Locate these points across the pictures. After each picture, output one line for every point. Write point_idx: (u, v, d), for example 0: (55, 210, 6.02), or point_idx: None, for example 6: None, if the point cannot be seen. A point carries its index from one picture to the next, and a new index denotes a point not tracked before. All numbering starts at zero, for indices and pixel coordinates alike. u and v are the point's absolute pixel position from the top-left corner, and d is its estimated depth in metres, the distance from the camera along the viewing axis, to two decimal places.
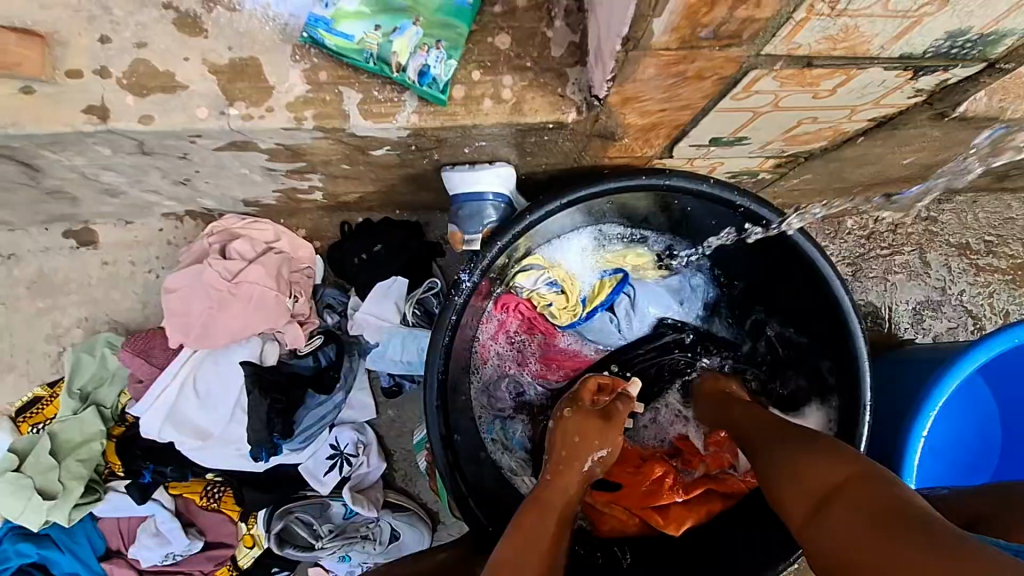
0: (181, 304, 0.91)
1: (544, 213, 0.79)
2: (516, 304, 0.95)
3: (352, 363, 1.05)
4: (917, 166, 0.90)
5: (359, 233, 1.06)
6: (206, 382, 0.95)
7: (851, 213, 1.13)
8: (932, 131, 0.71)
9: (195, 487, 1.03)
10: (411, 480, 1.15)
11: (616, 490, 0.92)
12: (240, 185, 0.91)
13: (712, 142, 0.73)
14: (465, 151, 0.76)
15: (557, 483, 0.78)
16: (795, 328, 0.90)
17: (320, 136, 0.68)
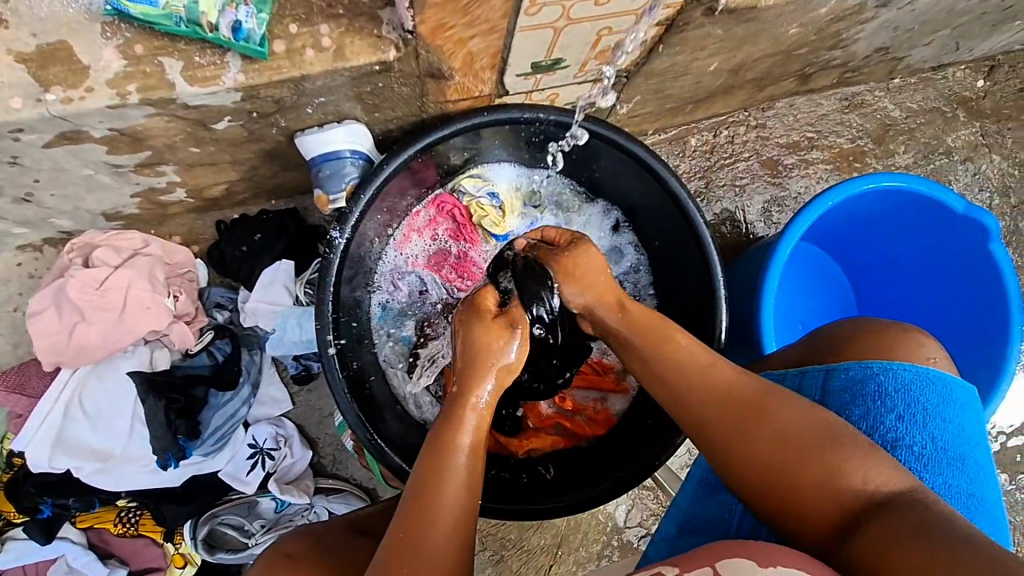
0: (51, 324, 0.88)
1: (399, 161, 0.85)
2: (452, 207, 1.03)
3: (253, 356, 1.02)
4: (724, 72, 1.02)
5: (237, 227, 1.04)
6: (94, 400, 0.92)
7: (693, 132, 1.26)
8: (713, 29, 0.83)
9: (106, 515, 0.98)
10: (341, 463, 1.11)
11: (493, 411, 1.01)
12: (90, 191, 0.89)
13: (534, 69, 0.81)
14: (308, 111, 0.79)
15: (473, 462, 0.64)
16: (661, 238, 1.00)
17: (152, 112, 0.69)
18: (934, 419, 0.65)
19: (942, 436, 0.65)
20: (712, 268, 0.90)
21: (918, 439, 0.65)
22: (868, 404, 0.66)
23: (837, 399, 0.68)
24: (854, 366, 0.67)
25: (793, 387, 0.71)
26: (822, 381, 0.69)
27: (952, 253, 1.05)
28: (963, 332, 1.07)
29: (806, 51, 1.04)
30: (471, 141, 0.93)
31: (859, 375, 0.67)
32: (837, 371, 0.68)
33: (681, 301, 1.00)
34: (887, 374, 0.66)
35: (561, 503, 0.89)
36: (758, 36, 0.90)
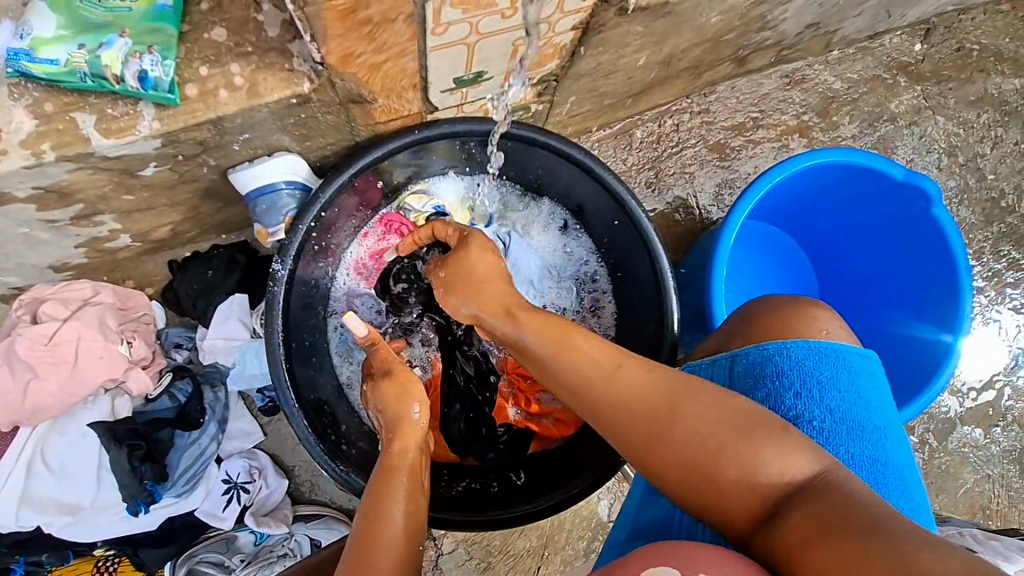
0: (5, 384, 0.88)
1: (335, 187, 0.85)
2: (401, 224, 1.03)
3: (217, 393, 1.02)
4: (655, 64, 1.03)
5: (189, 266, 1.03)
6: (57, 454, 0.92)
7: (637, 124, 1.27)
8: (631, 26, 0.84)
9: (84, 566, 0.98)
10: (319, 488, 1.11)
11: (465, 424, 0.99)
12: (30, 247, 0.88)
13: (457, 84, 0.81)
14: (235, 148, 0.79)
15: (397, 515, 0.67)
16: (608, 236, 1.01)
17: (73, 167, 0.69)
18: (831, 389, 0.68)
19: (841, 407, 0.67)
20: (659, 263, 0.91)
21: (820, 412, 0.68)
22: (769, 384, 0.68)
23: (742, 383, 0.70)
24: (753, 349, 0.70)
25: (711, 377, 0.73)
26: (728, 367, 0.71)
27: (892, 218, 1.07)
28: (914, 294, 1.08)
29: (734, 36, 1.05)
30: (408, 159, 0.93)
31: (761, 357, 0.69)
32: (740, 355, 0.70)
33: (633, 296, 1.01)
34: (785, 354, 0.68)
35: (529, 508, 0.90)
36: (680, 27, 0.91)
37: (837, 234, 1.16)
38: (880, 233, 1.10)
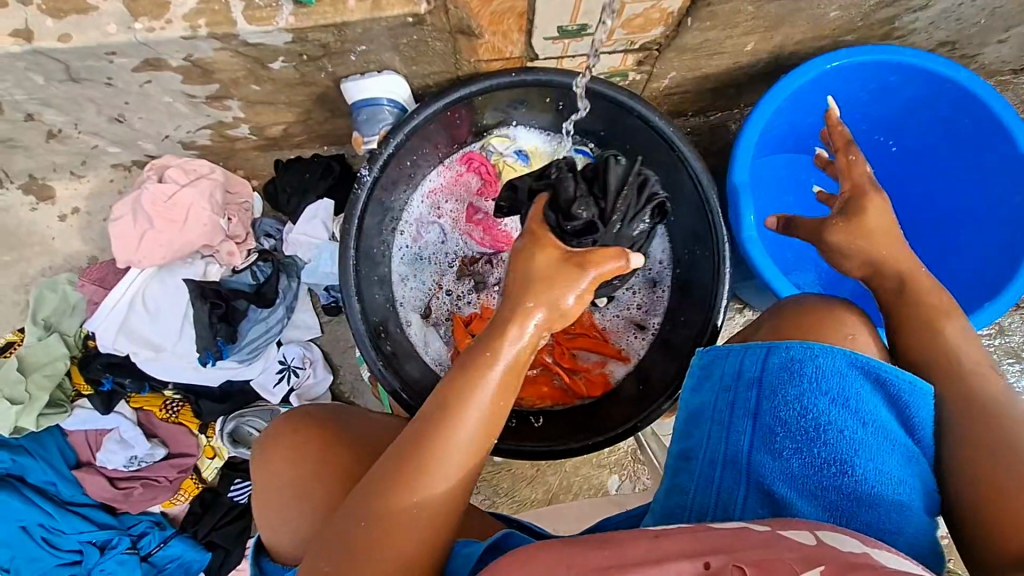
0: (127, 228, 1.02)
1: (430, 113, 0.92)
2: (479, 162, 1.09)
3: (290, 282, 1.15)
4: (764, 54, 1.02)
5: (291, 167, 1.15)
6: (155, 298, 1.06)
7: (735, 118, 1.25)
8: (743, 5, 0.84)
9: (154, 400, 1.13)
10: (357, 392, 1.24)
11: None
12: (170, 118, 1.03)
13: (561, 33, 0.86)
14: (352, 58, 0.88)
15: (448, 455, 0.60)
16: (678, 216, 1.02)
17: (218, 46, 0.80)
18: (867, 401, 0.63)
19: (876, 424, 0.62)
20: (721, 251, 0.93)
21: (854, 423, 0.62)
22: (803, 385, 0.64)
23: (776, 376, 0.66)
24: (796, 345, 0.65)
25: (734, 362, 0.69)
26: (762, 356, 0.67)
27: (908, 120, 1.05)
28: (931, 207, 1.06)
29: (856, 37, 1.01)
30: (503, 100, 0.98)
31: (799, 355, 0.65)
32: (776, 349, 0.66)
33: (685, 279, 1.02)
34: (810, 355, 0.64)
35: (539, 447, 0.94)
36: (795, 16, 0.90)
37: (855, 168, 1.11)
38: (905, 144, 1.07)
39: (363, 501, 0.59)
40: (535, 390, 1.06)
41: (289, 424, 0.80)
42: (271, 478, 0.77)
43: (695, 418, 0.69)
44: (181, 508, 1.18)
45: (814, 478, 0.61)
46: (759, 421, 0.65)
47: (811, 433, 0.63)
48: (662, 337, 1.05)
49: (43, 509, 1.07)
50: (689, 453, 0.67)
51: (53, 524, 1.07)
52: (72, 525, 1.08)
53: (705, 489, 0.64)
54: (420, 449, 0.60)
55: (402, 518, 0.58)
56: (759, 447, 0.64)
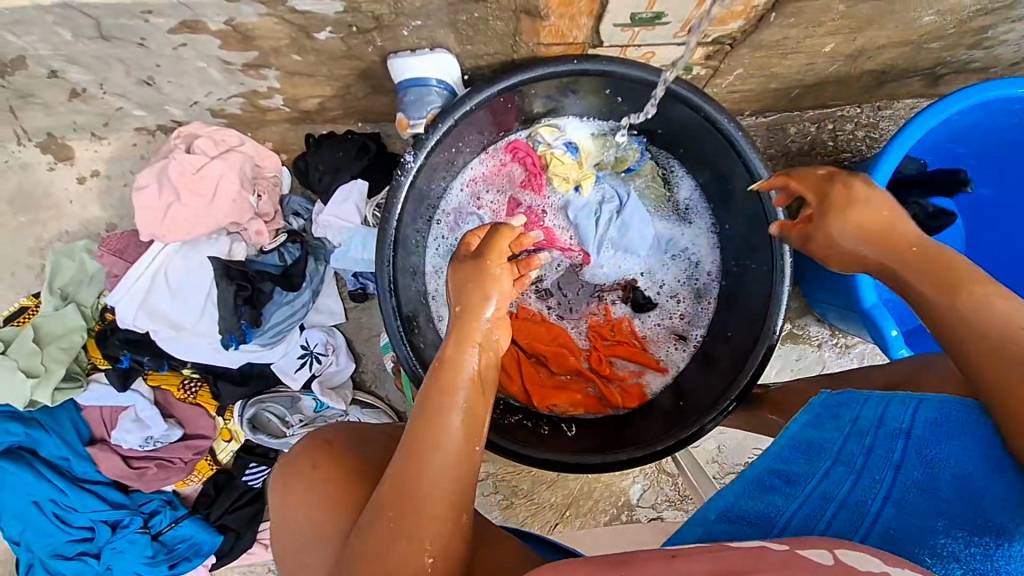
0: (152, 199, 0.97)
1: (483, 97, 0.86)
2: (525, 152, 1.03)
3: (318, 266, 1.10)
4: (841, 56, 0.95)
5: (324, 143, 1.10)
6: (178, 275, 1.02)
7: (793, 121, 1.18)
8: (836, 3, 0.77)
9: (172, 379, 1.09)
10: (378, 381, 1.21)
11: (537, 370, 1.03)
12: (202, 84, 0.96)
13: (633, 21, 0.79)
14: (404, 33, 0.82)
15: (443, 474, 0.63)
16: (733, 224, 0.96)
17: (264, 11, 0.74)
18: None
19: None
20: (779, 267, 0.86)
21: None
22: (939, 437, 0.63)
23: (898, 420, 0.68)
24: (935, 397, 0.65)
25: (854, 411, 0.73)
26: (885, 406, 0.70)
27: None
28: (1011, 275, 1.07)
29: (943, 45, 0.94)
30: (559, 88, 0.91)
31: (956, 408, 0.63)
32: (928, 402, 0.66)
33: (736, 292, 0.97)
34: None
35: (570, 459, 0.89)
36: (887, 19, 0.82)
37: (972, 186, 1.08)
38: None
39: (387, 486, 0.63)
40: (569, 398, 1.02)
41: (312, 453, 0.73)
42: (290, 516, 0.70)
43: (812, 450, 0.73)
44: (194, 489, 1.15)
45: (958, 542, 0.56)
46: (900, 474, 0.64)
47: (964, 493, 0.58)
48: (704, 351, 1.00)
49: (55, 485, 1.04)
50: (792, 478, 0.72)
51: (65, 501, 1.05)
52: (84, 502, 1.05)
53: (814, 511, 0.66)
54: (431, 440, 0.64)
55: (422, 497, 0.61)
56: (886, 498, 0.63)
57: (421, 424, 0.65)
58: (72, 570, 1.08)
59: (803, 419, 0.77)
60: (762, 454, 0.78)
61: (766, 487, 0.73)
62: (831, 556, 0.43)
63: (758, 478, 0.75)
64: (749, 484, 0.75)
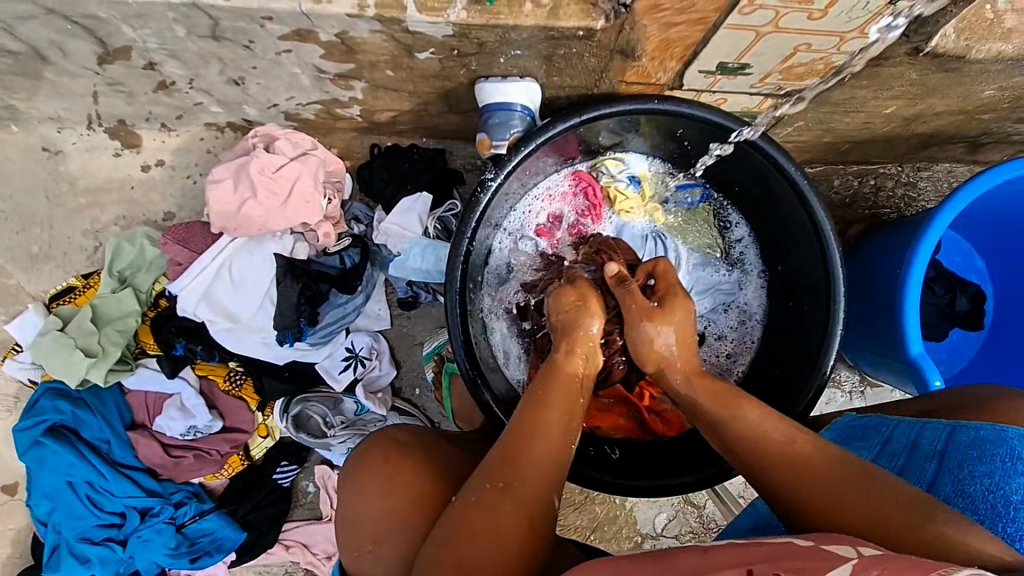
0: (226, 193, 0.99)
1: (564, 127, 0.88)
2: (589, 183, 1.07)
3: (374, 272, 1.13)
4: (897, 119, 1.00)
5: (391, 154, 1.13)
6: (240, 270, 1.03)
7: (837, 174, 1.24)
8: (909, 71, 0.83)
9: (219, 370, 1.09)
10: (416, 390, 1.22)
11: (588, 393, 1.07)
12: (288, 88, 1.00)
13: (719, 69, 0.84)
14: (499, 60, 0.86)
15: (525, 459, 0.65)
16: (786, 266, 1.01)
17: (377, 28, 0.78)
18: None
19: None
20: (836, 310, 0.90)
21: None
22: (996, 463, 0.67)
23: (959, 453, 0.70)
24: (985, 426, 0.70)
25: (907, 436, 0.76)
26: (947, 432, 0.72)
27: None
28: None
29: (993, 117, 1.00)
30: (631, 124, 0.94)
31: (987, 436, 0.68)
32: (962, 427, 0.71)
33: (787, 330, 1.01)
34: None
35: (612, 479, 0.92)
36: (949, 89, 0.88)
37: (1005, 246, 1.17)
38: None
39: (488, 462, 0.66)
40: (613, 421, 1.04)
41: (379, 449, 0.74)
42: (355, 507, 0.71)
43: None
44: (220, 483, 1.15)
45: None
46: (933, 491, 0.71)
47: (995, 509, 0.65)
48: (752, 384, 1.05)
49: (94, 467, 1.04)
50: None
51: (100, 484, 1.05)
52: (120, 487, 1.05)
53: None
54: (535, 430, 0.67)
55: (525, 488, 0.63)
56: None
57: (525, 414, 0.69)
58: (96, 557, 1.07)
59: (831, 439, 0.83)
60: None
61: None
62: (854, 551, 0.49)
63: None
64: None
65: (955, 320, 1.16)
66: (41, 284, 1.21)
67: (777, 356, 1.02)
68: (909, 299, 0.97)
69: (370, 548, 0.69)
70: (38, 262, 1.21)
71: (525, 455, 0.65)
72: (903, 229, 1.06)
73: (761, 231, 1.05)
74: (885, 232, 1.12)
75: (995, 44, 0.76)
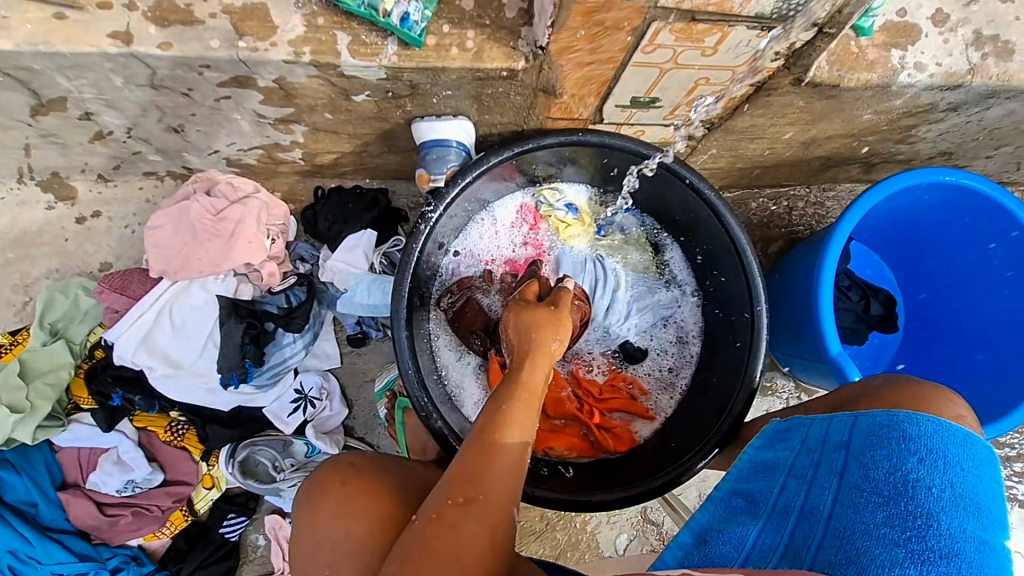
0: (166, 238, 0.99)
1: (498, 159, 0.94)
2: (528, 211, 1.14)
3: (321, 310, 1.14)
4: (796, 144, 1.12)
5: (334, 195, 1.16)
6: (182, 314, 1.02)
7: (754, 197, 1.35)
8: (797, 99, 0.94)
9: (160, 421, 1.06)
10: (369, 428, 1.21)
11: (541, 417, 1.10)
12: (228, 135, 1.02)
13: (632, 102, 0.92)
14: (432, 101, 0.92)
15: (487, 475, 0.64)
16: (712, 278, 1.09)
17: (313, 73, 0.82)
18: (953, 464, 0.67)
19: (962, 484, 0.66)
20: (759, 314, 0.97)
21: (938, 482, 0.66)
22: (892, 446, 0.69)
23: (864, 439, 0.73)
24: (880, 412, 0.73)
25: (820, 430, 0.78)
26: (851, 421, 0.75)
27: (961, 233, 1.16)
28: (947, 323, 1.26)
29: (877, 139, 1.13)
30: (560, 155, 1.01)
31: (884, 420, 0.72)
32: (864, 415, 0.74)
33: (720, 338, 1.07)
34: (914, 422, 0.70)
35: (559, 496, 0.93)
36: (833, 114, 1.00)
37: (903, 252, 1.30)
38: (944, 242, 1.21)
39: (447, 480, 0.64)
40: (565, 441, 1.08)
41: (331, 477, 0.73)
42: (307, 541, 0.69)
43: (767, 471, 0.79)
44: (161, 543, 1.10)
45: (896, 530, 0.63)
46: (845, 479, 0.71)
47: (898, 488, 0.66)
48: (692, 393, 1.11)
49: (19, 533, 0.98)
50: (754, 497, 0.77)
51: (25, 552, 0.98)
52: (48, 553, 0.99)
53: (772, 540, 0.69)
54: (492, 450, 0.65)
55: (488, 503, 0.62)
56: (840, 501, 0.68)
57: (482, 433, 0.66)
58: None
59: (756, 443, 0.84)
60: (723, 480, 0.83)
61: (733, 511, 0.76)
62: None
63: (724, 499, 0.79)
64: (718, 505, 0.79)
65: (871, 323, 1.27)
66: None
67: (711, 365, 1.08)
68: (824, 304, 1.05)
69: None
70: None
71: (483, 473, 0.63)
72: (812, 241, 1.16)
73: (688, 249, 1.12)
74: (800, 246, 1.22)
75: (862, 73, 0.88)
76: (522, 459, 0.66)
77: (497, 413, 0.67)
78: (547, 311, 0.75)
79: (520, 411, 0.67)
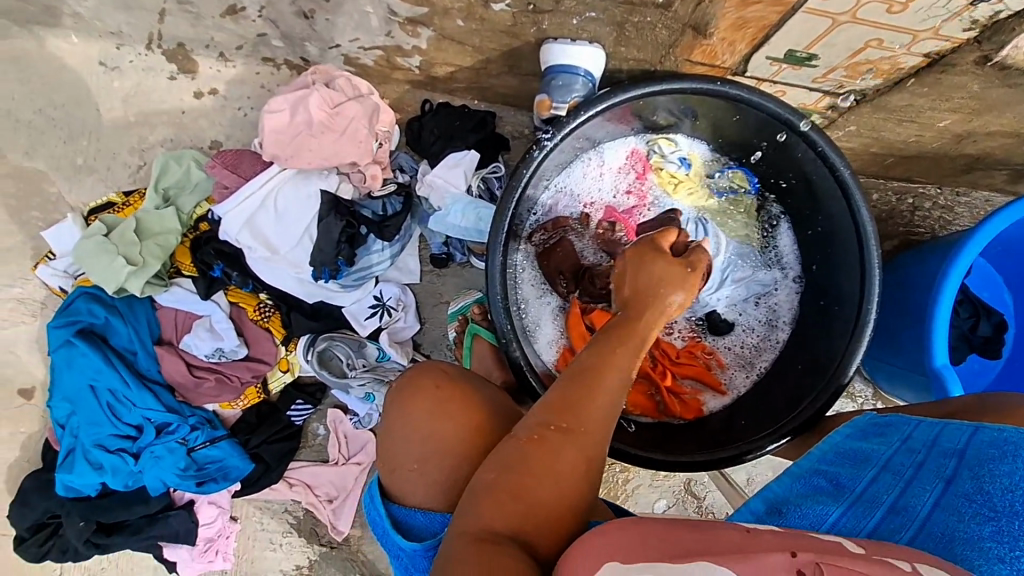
0: (281, 123, 1.00)
1: (625, 97, 0.89)
2: (640, 158, 1.09)
3: (412, 224, 1.15)
4: (949, 135, 1.01)
5: (443, 110, 1.13)
6: (285, 202, 1.05)
7: (877, 188, 1.25)
8: (973, 82, 0.84)
9: (250, 299, 1.11)
10: (436, 348, 1.23)
11: None
12: (355, 29, 1.01)
13: (786, 56, 0.84)
14: (573, 21, 0.88)
15: (590, 409, 0.63)
16: (821, 264, 1.02)
17: None
18: None
19: None
20: (868, 309, 0.91)
21: None
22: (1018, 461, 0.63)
23: (982, 450, 0.67)
24: (1007, 428, 0.67)
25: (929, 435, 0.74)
26: (969, 432, 0.71)
27: None
28: None
29: None
30: (691, 104, 0.94)
31: (1009, 436, 0.66)
32: (984, 428, 0.69)
33: (815, 327, 1.02)
34: None
35: (622, 447, 0.92)
36: (1008, 106, 0.89)
37: None
38: None
39: (547, 403, 0.64)
40: (631, 397, 1.07)
41: (427, 376, 0.74)
42: (399, 429, 0.73)
43: (859, 461, 0.76)
44: (234, 413, 1.17)
45: (1003, 546, 0.58)
46: (951, 485, 0.65)
47: (1015, 507, 0.60)
48: (769, 377, 1.07)
49: (119, 375, 1.05)
50: (839, 481, 0.74)
51: (122, 392, 1.06)
52: (141, 398, 1.07)
53: (855, 523, 0.67)
54: (598, 385, 0.64)
55: (588, 434, 0.63)
56: (941, 507, 0.64)
57: (589, 368, 0.65)
58: (109, 466, 1.09)
59: (847, 432, 0.82)
60: (806, 456, 0.81)
61: (814, 489, 0.74)
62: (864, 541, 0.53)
63: (804, 475, 0.77)
64: (798, 480, 0.77)
65: (978, 343, 1.17)
66: (79, 195, 1.23)
67: (801, 352, 1.03)
68: (940, 312, 0.97)
69: (417, 466, 0.71)
70: (82, 173, 1.23)
71: (587, 405, 0.63)
72: (940, 244, 1.06)
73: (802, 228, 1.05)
74: (924, 245, 1.12)
75: None
76: (624, 397, 0.66)
77: (606, 351, 0.65)
78: (675, 264, 0.71)
79: (629, 354, 0.66)
